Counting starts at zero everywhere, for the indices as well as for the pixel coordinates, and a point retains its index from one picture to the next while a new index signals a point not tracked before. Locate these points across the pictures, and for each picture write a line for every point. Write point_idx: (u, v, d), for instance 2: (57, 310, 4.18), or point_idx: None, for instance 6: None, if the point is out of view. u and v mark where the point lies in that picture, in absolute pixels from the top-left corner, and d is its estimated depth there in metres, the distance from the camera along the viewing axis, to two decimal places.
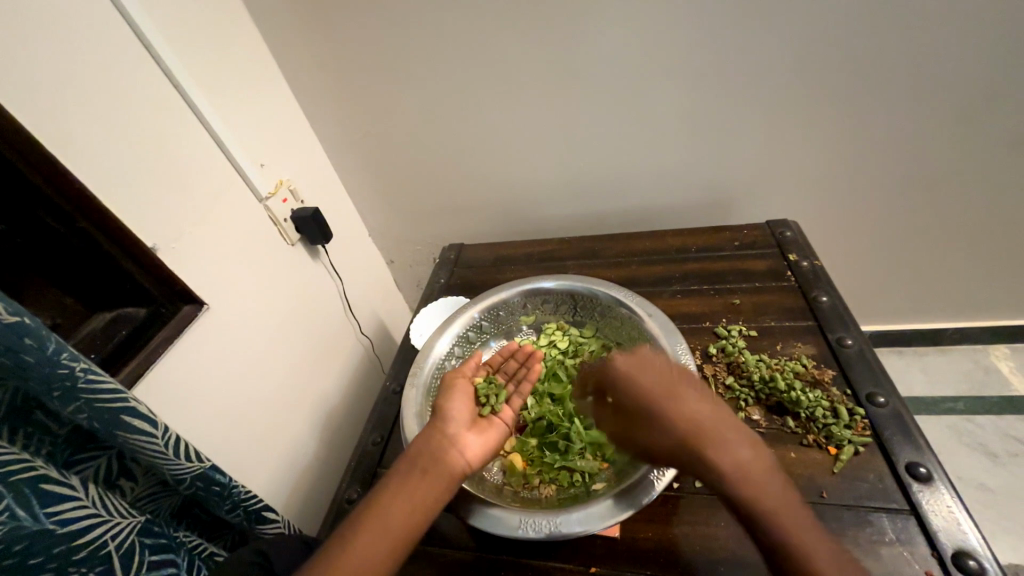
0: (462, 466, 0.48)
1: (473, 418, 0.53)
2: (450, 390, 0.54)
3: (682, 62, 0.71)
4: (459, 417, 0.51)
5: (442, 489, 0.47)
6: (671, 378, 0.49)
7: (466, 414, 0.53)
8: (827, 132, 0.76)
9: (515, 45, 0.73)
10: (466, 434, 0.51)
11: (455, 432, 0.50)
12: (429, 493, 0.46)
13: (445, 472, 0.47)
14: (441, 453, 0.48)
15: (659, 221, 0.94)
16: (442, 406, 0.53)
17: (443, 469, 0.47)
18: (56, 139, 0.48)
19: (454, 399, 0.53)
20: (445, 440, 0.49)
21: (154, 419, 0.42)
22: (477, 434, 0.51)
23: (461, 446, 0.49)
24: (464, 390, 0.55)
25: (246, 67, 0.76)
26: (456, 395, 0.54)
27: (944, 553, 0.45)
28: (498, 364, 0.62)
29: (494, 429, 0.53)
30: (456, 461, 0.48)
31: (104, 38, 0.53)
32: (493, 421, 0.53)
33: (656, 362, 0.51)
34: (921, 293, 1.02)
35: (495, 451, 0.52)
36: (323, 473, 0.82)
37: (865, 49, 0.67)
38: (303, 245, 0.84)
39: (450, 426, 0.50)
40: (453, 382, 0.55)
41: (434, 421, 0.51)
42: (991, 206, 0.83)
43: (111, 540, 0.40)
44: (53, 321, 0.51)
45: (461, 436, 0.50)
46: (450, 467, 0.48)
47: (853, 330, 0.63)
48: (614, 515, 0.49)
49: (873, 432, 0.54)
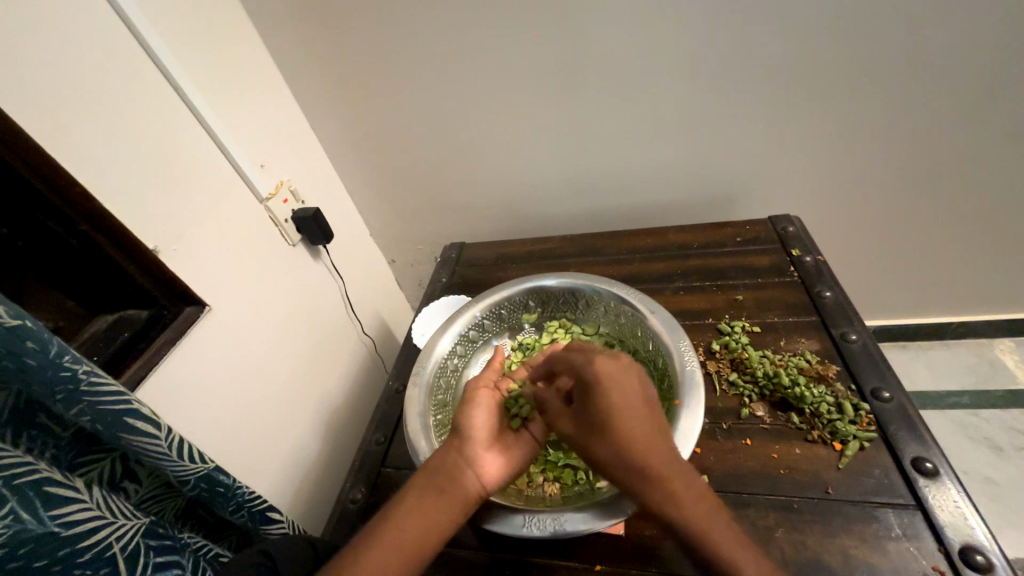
0: (478, 489, 0.48)
1: (496, 434, 0.52)
2: (474, 402, 0.53)
3: (682, 56, 0.71)
4: (480, 435, 0.50)
5: (458, 509, 0.47)
6: (624, 396, 0.45)
7: (489, 430, 0.52)
8: (829, 125, 0.76)
9: (513, 41, 0.73)
10: (488, 454, 0.50)
11: (476, 452, 0.49)
12: (443, 515, 0.46)
13: (460, 495, 0.47)
14: (459, 473, 0.48)
15: (660, 217, 0.93)
16: (464, 420, 0.52)
17: (458, 492, 0.47)
18: (59, 145, 0.48)
19: (477, 414, 0.52)
20: (464, 459, 0.49)
21: (157, 421, 0.42)
22: (499, 454, 0.50)
23: (480, 468, 0.48)
24: (488, 403, 0.54)
25: (244, 67, 0.75)
26: (479, 410, 0.52)
27: (950, 547, 0.44)
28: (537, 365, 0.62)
29: (519, 446, 0.52)
30: (473, 484, 0.48)
31: (100, 37, 0.53)
32: (519, 436, 0.53)
33: (621, 376, 0.46)
34: (925, 287, 1.01)
35: (517, 470, 0.51)
36: (327, 472, 0.82)
37: (868, 41, 0.66)
38: (303, 245, 0.84)
39: (471, 445, 0.49)
40: (476, 396, 0.54)
41: (455, 436, 0.51)
42: (995, 199, 0.82)
43: (116, 542, 0.40)
44: (55, 324, 0.52)
45: (481, 457, 0.49)
46: (465, 491, 0.47)
47: (857, 324, 0.63)
48: (613, 517, 0.48)
49: (878, 427, 0.53)
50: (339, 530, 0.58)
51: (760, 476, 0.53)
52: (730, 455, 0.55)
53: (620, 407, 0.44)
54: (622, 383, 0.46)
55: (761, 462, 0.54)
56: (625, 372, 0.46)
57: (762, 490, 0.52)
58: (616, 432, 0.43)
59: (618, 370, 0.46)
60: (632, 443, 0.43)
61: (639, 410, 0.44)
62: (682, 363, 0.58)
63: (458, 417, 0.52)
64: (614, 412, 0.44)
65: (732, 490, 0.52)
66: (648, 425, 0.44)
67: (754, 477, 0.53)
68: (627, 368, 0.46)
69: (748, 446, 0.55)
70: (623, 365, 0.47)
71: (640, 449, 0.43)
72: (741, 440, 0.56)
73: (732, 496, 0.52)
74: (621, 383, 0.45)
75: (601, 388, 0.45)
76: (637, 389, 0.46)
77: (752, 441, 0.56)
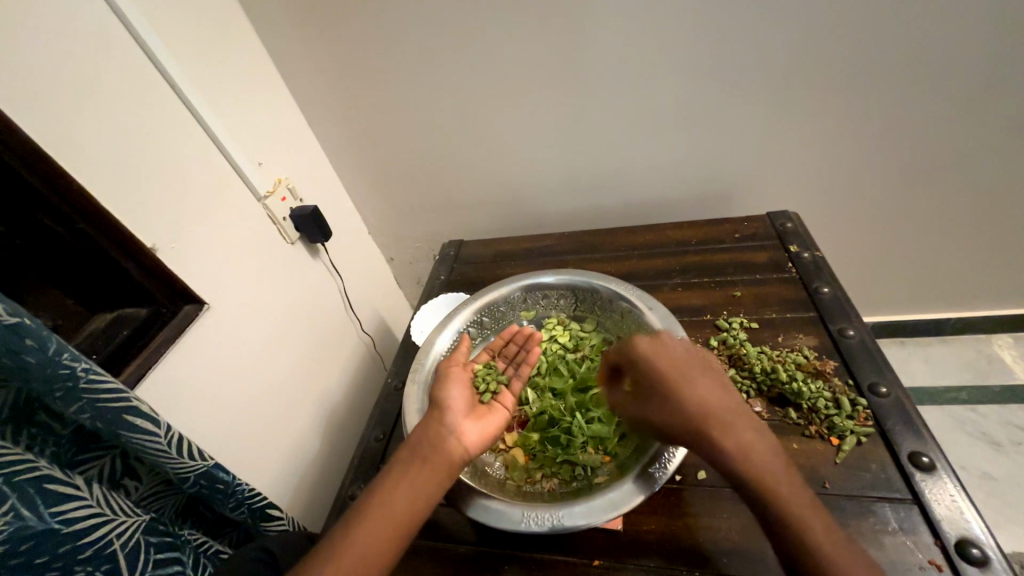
0: (461, 454, 0.49)
1: (471, 406, 0.54)
2: (448, 378, 0.55)
3: (680, 53, 0.71)
4: (456, 406, 0.52)
5: (442, 476, 0.47)
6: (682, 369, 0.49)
7: (465, 402, 0.53)
8: (827, 121, 0.76)
9: (510, 38, 0.73)
10: (465, 421, 0.51)
11: (454, 420, 0.50)
12: (429, 482, 0.46)
13: (443, 462, 0.48)
14: (439, 441, 0.48)
15: (659, 214, 0.93)
16: (439, 395, 0.53)
17: (441, 459, 0.48)
18: (57, 144, 0.48)
19: (452, 388, 0.54)
20: (444, 429, 0.50)
21: (155, 418, 0.42)
22: (475, 421, 0.52)
23: (460, 434, 0.50)
24: (461, 378, 0.56)
25: (242, 64, 0.75)
26: (453, 384, 0.54)
27: (947, 541, 0.45)
28: (500, 348, 0.65)
29: (493, 414, 0.54)
30: (454, 449, 0.48)
31: (96, 34, 0.53)
32: (490, 406, 0.55)
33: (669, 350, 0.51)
34: (924, 283, 1.02)
35: (494, 438, 0.53)
36: (327, 470, 0.82)
37: (865, 37, 0.66)
38: (302, 243, 0.84)
39: (448, 415, 0.51)
40: (449, 372, 0.56)
41: (433, 411, 0.52)
42: (994, 195, 0.82)
43: (116, 539, 0.40)
44: (55, 322, 0.52)
45: (459, 424, 0.50)
46: (447, 457, 0.48)
47: (855, 320, 0.63)
48: (633, 497, 0.49)
49: (875, 423, 0.54)
50: None
51: None
52: None
53: (679, 370, 0.49)
54: (672, 351, 0.50)
55: None
56: (672, 343, 0.51)
57: None
58: (680, 395, 0.47)
59: (664, 343, 0.51)
60: (697, 404, 0.46)
61: (693, 368, 0.49)
62: None
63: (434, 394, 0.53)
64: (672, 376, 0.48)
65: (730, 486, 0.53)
66: (710, 388, 0.48)
67: None
68: (674, 341, 0.52)
69: None
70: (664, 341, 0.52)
71: (704, 407, 0.46)
72: None
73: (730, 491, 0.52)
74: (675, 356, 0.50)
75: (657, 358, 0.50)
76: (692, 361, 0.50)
77: None
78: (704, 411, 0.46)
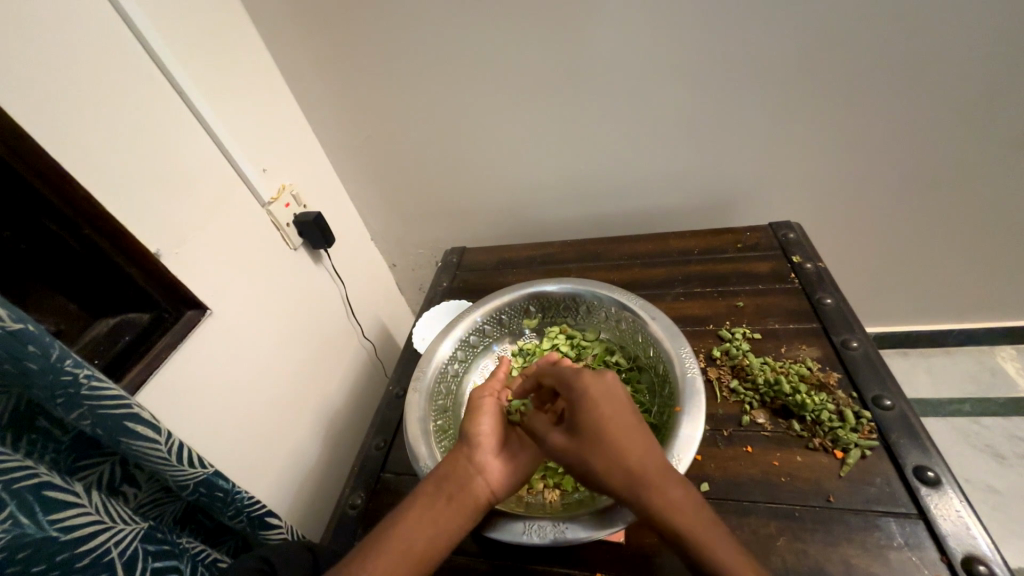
0: (484, 496, 0.48)
1: (502, 438, 0.52)
2: (479, 409, 0.54)
3: (682, 64, 0.71)
4: (486, 441, 0.51)
5: (463, 518, 0.47)
6: (614, 409, 0.47)
7: (497, 435, 0.52)
8: (830, 132, 0.76)
9: (513, 47, 0.73)
10: (495, 459, 0.50)
11: (484, 457, 0.50)
12: (452, 521, 0.47)
13: (467, 502, 0.47)
14: (465, 483, 0.48)
15: (662, 222, 0.93)
16: (471, 426, 0.52)
17: (466, 498, 0.48)
18: (66, 154, 0.49)
19: (484, 422, 0.52)
20: (471, 466, 0.49)
21: (157, 426, 0.42)
22: (505, 459, 0.50)
23: (486, 473, 0.49)
24: (493, 409, 0.54)
25: (246, 72, 0.75)
26: (483, 414, 0.53)
27: (953, 558, 0.44)
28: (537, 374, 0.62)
29: (528, 447, 0.51)
30: (480, 489, 0.48)
31: (102, 41, 0.53)
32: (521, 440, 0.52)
33: (608, 391, 0.48)
34: (927, 294, 1.01)
35: (524, 478, 0.51)
36: (326, 477, 0.82)
37: (867, 49, 0.66)
38: (305, 249, 0.84)
39: (478, 451, 0.50)
40: (481, 403, 0.54)
41: (463, 445, 0.51)
42: (996, 207, 0.83)
43: (114, 548, 0.39)
44: (57, 327, 0.51)
45: (488, 463, 0.49)
46: (472, 496, 0.48)
47: (857, 332, 0.63)
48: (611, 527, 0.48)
49: (879, 436, 0.53)
50: (339, 536, 0.58)
51: (761, 484, 0.53)
52: (731, 462, 0.55)
53: (614, 418, 0.46)
54: (610, 397, 0.47)
55: (762, 470, 0.54)
56: (610, 388, 0.48)
57: (763, 498, 0.51)
58: (612, 447, 0.44)
59: (603, 385, 0.48)
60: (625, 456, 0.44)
61: (618, 408, 0.47)
62: (683, 370, 0.57)
63: (465, 426, 0.53)
64: (608, 425, 0.45)
65: (733, 498, 0.52)
66: (640, 439, 0.45)
67: (755, 485, 0.53)
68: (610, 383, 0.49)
69: (749, 454, 0.55)
70: (607, 381, 0.49)
71: (626, 460, 0.44)
72: (743, 447, 0.56)
73: (733, 503, 0.52)
74: (607, 396, 0.47)
75: (590, 403, 0.47)
76: (623, 400, 0.48)
77: (753, 448, 0.55)
78: (631, 461, 0.44)
